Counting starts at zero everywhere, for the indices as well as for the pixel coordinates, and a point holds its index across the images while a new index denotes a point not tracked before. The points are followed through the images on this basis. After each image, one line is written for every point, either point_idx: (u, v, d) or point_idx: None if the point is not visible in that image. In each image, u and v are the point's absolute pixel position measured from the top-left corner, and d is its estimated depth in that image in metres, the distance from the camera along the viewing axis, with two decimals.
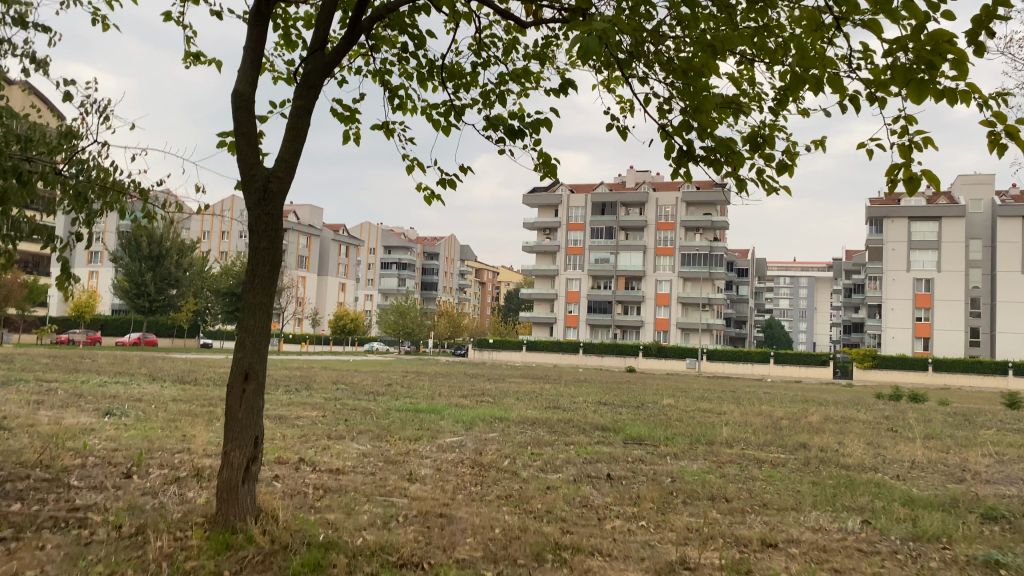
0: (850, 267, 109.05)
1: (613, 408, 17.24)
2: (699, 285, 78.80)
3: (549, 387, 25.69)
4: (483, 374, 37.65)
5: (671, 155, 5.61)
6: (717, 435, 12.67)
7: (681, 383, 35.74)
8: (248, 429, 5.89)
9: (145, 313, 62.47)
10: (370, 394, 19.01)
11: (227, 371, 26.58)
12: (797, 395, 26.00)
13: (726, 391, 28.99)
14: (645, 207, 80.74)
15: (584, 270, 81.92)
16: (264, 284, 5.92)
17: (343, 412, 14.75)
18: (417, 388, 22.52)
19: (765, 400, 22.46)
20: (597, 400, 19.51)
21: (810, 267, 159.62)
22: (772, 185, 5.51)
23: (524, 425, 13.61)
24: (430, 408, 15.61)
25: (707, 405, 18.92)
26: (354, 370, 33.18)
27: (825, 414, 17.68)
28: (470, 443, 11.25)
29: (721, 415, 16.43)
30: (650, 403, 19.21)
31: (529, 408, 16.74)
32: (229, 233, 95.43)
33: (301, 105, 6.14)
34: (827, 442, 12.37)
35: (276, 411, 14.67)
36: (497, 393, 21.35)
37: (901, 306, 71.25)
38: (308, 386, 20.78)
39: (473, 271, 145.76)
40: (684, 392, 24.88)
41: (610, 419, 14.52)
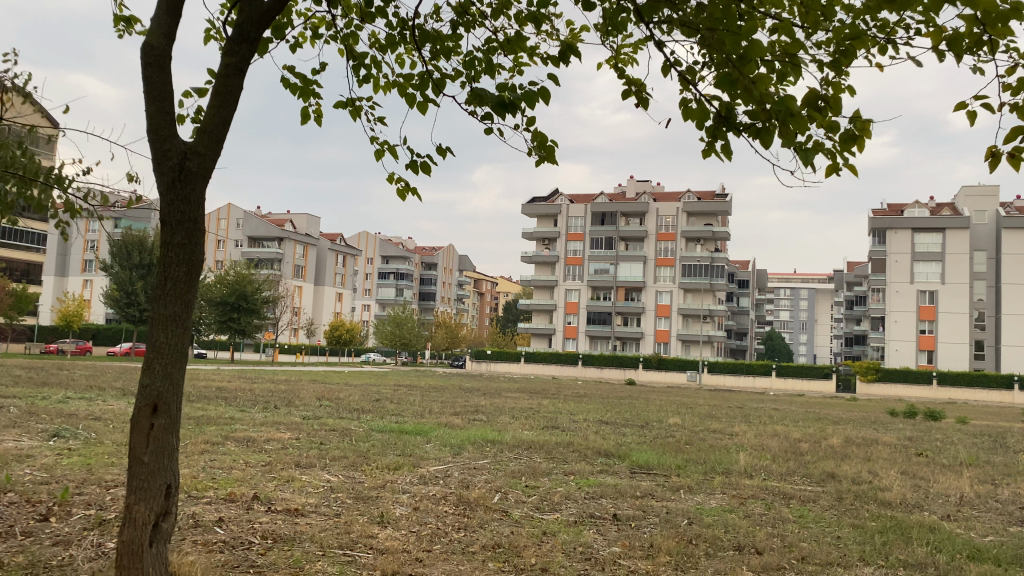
0: (852, 279, 107.77)
1: (616, 429, 15.97)
2: (700, 296, 77.64)
3: (545, 403, 24.32)
4: (478, 387, 36.32)
5: (706, 126, 4.30)
6: (732, 463, 11.36)
7: (684, 399, 34.43)
8: (157, 476, 4.60)
9: (135, 322, 60.99)
10: (355, 412, 17.67)
11: (208, 385, 25.26)
12: (809, 413, 24.74)
13: (733, 408, 27.71)
14: (645, 217, 79.48)
15: (584, 281, 80.57)
16: (176, 291, 4.65)
17: (322, 434, 13.49)
18: (408, 405, 21.23)
19: (778, 418, 21.12)
20: (598, 419, 18.17)
21: (811, 280, 157.61)
22: (836, 164, 4.15)
23: (518, 450, 12.31)
24: (418, 429, 14.32)
25: (717, 425, 17.61)
26: (345, 385, 31.83)
27: (845, 435, 16.41)
28: (456, 473, 9.95)
29: (732, 437, 15.15)
30: (655, 422, 17.90)
31: (525, 429, 15.42)
32: (225, 241, 94.46)
33: (231, 64, 4.86)
34: (856, 470, 11.10)
35: (247, 431, 13.36)
36: (492, 411, 20.04)
37: (904, 318, 69.95)
38: (290, 402, 19.46)
39: (471, 281, 144.31)
40: (690, 410, 23.57)
41: (614, 442, 13.23)
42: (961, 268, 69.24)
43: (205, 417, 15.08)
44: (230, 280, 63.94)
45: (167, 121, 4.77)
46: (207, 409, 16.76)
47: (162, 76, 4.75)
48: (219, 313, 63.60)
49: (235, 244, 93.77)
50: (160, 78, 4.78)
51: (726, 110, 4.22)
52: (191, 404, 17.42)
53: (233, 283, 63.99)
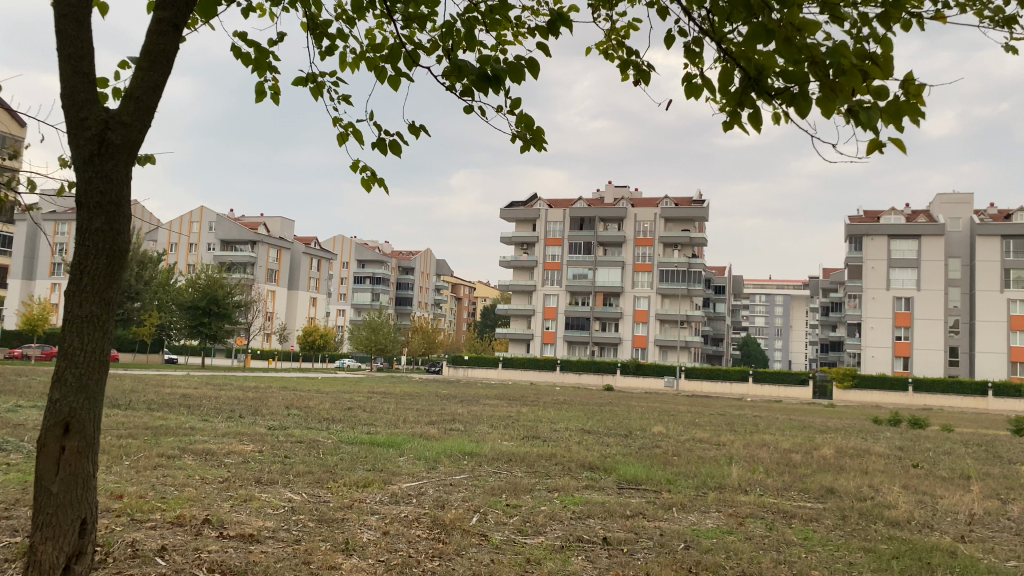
0: (828, 285, 108.18)
1: (599, 439, 15.31)
2: (677, 302, 77.50)
3: (525, 411, 23.59)
4: (454, 393, 35.56)
5: (732, 86, 3.58)
6: (725, 478, 10.70)
7: (664, 406, 33.89)
8: (68, 509, 3.83)
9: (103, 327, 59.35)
10: (325, 422, 16.84)
11: (172, 392, 24.27)
12: (792, 421, 24.25)
13: (715, 416, 27.18)
14: (623, 223, 79.16)
15: (561, 286, 80.02)
16: (95, 288, 3.86)
17: (291, 445, 12.70)
18: (383, 413, 20.44)
19: (763, 426, 20.59)
20: (580, 428, 17.50)
21: (786, 286, 158.04)
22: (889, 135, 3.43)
23: (498, 463, 11.57)
24: (392, 440, 13.54)
25: (704, 434, 16.98)
26: (317, 392, 30.91)
27: (835, 445, 15.86)
28: (432, 491, 9.19)
29: (720, 447, 14.54)
30: (639, 431, 17.26)
31: (504, 439, 14.67)
32: (197, 245, 93.46)
33: (163, 18, 4.08)
34: (856, 486, 10.50)
35: (207, 443, 12.50)
36: (468, 420, 19.28)
37: (880, 325, 70.18)
38: (257, 410, 18.59)
39: (448, 286, 143.26)
40: (673, 417, 22.95)
41: (599, 454, 12.53)
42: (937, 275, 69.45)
43: (162, 428, 14.18)
44: (201, 284, 62.47)
45: (86, 85, 4.00)
46: (168, 418, 15.85)
47: (76, 30, 3.98)
48: (190, 317, 62.42)
49: (208, 248, 92.54)
50: (73, 31, 4.00)
51: (756, 70, 3.52)
52: (151, 413, 16.47)
53: (204, 287, 62.54)
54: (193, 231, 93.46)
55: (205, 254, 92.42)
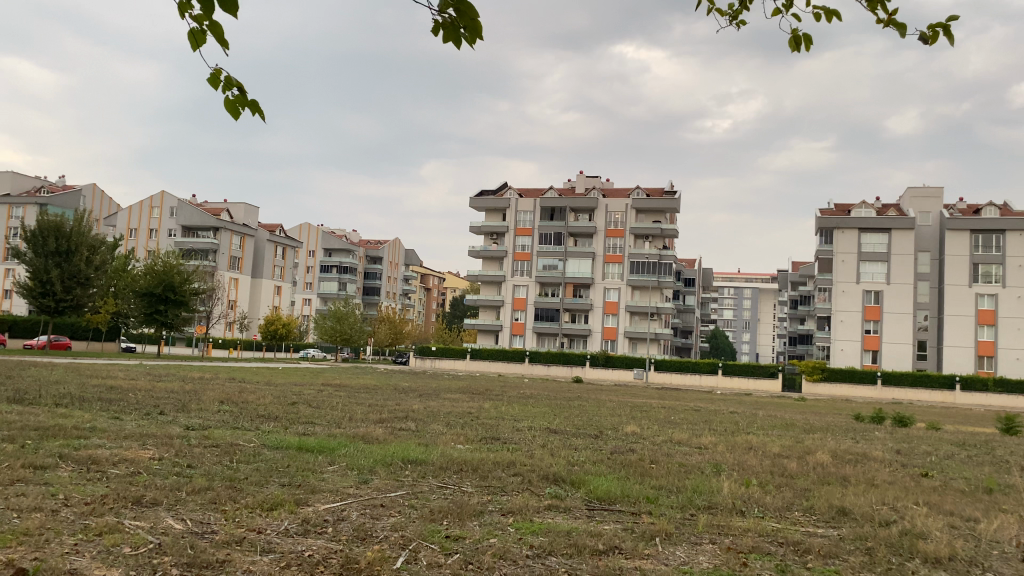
0: (796, 279, 107.76)
1: (568, 442, 13.49)
2: (648, 294, 76.36)
3: (487, 407, 21.65)
4: (415, 386, 33.57)
5: None
6: (714, 495, 8.95)
7: (636, 401, 32.15)
8: None
9: (51, 313, 56.10)
10: (257, 421, 14.77)
11: (100, 385, 21.99)
12: (773, 420, 22.68)
13: (690, 412, 25.58)
14: (595, 214, 77.52)
15: (531, 277, 78.17)
16: None
17: (206, 450, 10.70)
18: (329, 410, 18.41)
19: (743, 426, 18.90)
20: (545, 429, 15.64)
21: (755, 280, 157.34)
22: None
23: (446, 475, 9.69)
24: (325, 444, 11.54)
25: (682, 436, 15.31)
26: (265, 384, 28.70)
27: (828, 449, 14.25)
28: (354, 517, 7.29)
29: (703, 453, 12.80)
30: (611, 432, 15.48)
31: (457, 443, 12.79)
32: (157, 231, 89.93)
33: None
34: (871, 505, 8.79)
35: (98, 448, 10.40)
36: (423, 418, 17.29)
37: (850, 318, 69.35)
38: (184, 407, 16.44)
39: (416, 276, 140.90)
40: (647, 416, 21.27)
41: (565, 462, 10.72)
42: (907, 269, 68.69)
43: (56, 427, 12.01)
44: (156, 269, 59.56)
45: None
46: (71, 415, 13.58)
47: None
48: (143, 304, 59.54)
49: (168, 234, 89.39)
50: None
51: None
52: (53, 410, 14.19)
53: (159, 273, 59.60)
54: (153, 216, 90.37)
55: (166, 241, 89.20)
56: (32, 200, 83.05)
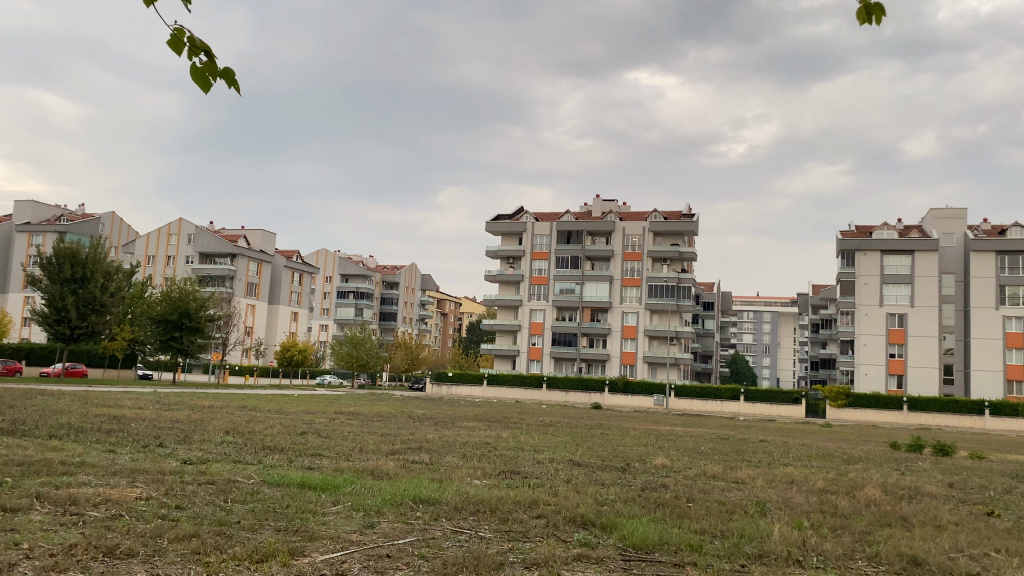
0: (817, 302, 106.10)
1: (594, 477, 12.47)
2: (667, 318, 75.13)
3: (505, 436, 20.69)
4: (430, 414, 32.58)
5: None
6: (765, 541, 7.90)
7: (659, 428, 30.94)
8: None
9: (66, 341, 55.75)
10: (264, 453, 13.89)
11: (103, 414, 21.22)
12: (808, 450, 21.46)
13: (718, 441, 24.40)
14: (612, 237, 76.61)
15: (548, 301, 77.24)
16: None
17: (200, 488, 9.73)
18: (339, 441, 17.48)
19: (779, 457, 17.79)
20: (568, 461, 14.64)
21: (775, 304, 155.18)
22: None
23: (462, 517, 8.71)
24: (330, 480, 10.57)
25: (715, 469, 14.25)
26: (277, 412, 27.86)
27: (875, 483, 13.13)
28: (356, 571, 6.34)
29: (740, 488, 11.76)
30: (638, 464, 14.46)
31: (474, 478, 11.80)
32: (175, 257, 89.82)
33: None
34: (945, 552, 7.68)
35: (81, 486, 9.45)
36: (438, 448, 16.33)
37: (874, 341, 67.82)
38: (185, 438, 15.54)
39: (433, 302, 140.34)
40: (674, 446, 20.17)
41: (593, 502, 9.69)
42: (931, 291, 67.05)
43: (43, 461, 11.10)
44: (172, 296, 59.04)
45: None
46: (65, 448, 12.75)
47: None
48: (159, 330, 59.01)
49: (186, 261, 89.26)
50: None
51: None
52: (46, 442, 13.36)
53: (174, 300, 59.07)
54: (171, 243, 90.23)
55: (183, 267, 89.03)
56: (53, 228, 83.44)
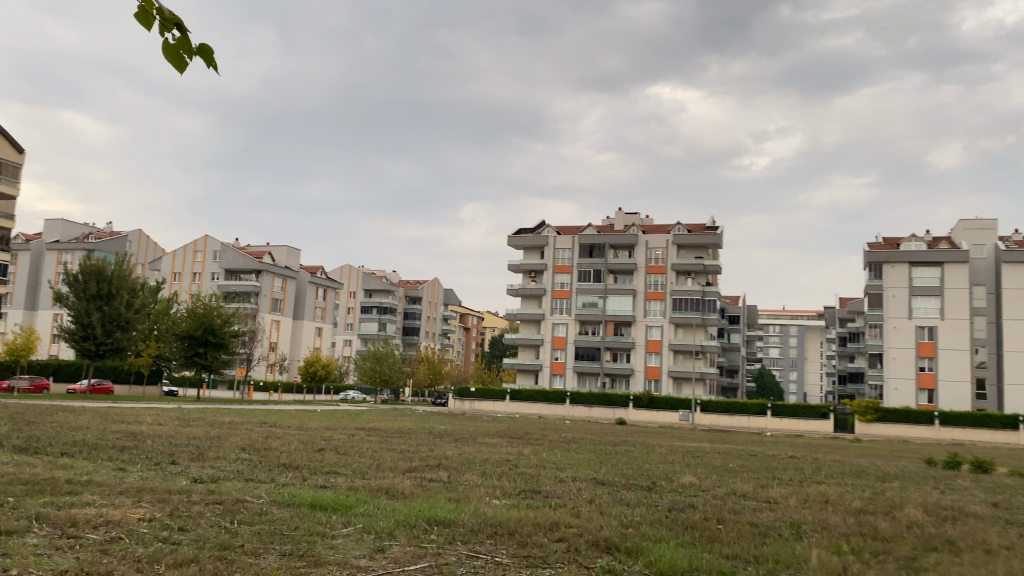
0: (845, 315, 104.48)
1: (618, 497, 11.94)
2: (691, 332, 74.22)
3: (527, 453, 20.19)
4: (452, 430, 32.12)
5: None
6: (803, 568, 7.36)
7: (686, 444, 30.19)
8: None
9: (91, 357, 56.02)
10: (280, 471, 13.52)
11: (121, 430, 21.01)
12: (841, 467, 20.73)
13: (746, 458, 23.67)
14: (635, 250, 75.93)
15: (571, 315, 76.65)
16: None
17: (207, 509, 9.36)
18: (357, 458, 17.09)
19: (811, 475, 17.11)
20: (592, 479, 14.12)
21: (801, 317, 153.00)
22: None
23: (480, 541, 8.22)
24: (343, 500, 10.13)
25: (744, 488, 13.68)
26: (297, 428, 27.52)
27: (916, 503, 12.47)
28: None
29: (774, 508, 11.18)
30: (664, 483, 13.92)
31: (493, 498, 11.31)
32: (201, 273, 90.34)
33: None
34: None
35: (85, 507, 9.09)
36: (457, 466, 15.87)
37: (903, 355, 66.48)
38: (199, 456, 15.23)
39: (455, 317, 140.17)
40: (702, 463, 19.53)
41: (617, 525, 9.23)
42: (962, 304, 65.63)
43: (50, 480, 10.77)
44: (196, 312, 59.14)
45: None
46: (76, 466, 12.48)
47: None
48: (183, 346, 59.16)
49: (211, 277, 89.77)
50: None
51: None
52: (59, 459, 13.11)
53: (199, 316, 59.18)
54: (196, 260, 90.77)
55: (209, 284, 89.50)
56: (80, 246, 84.32)
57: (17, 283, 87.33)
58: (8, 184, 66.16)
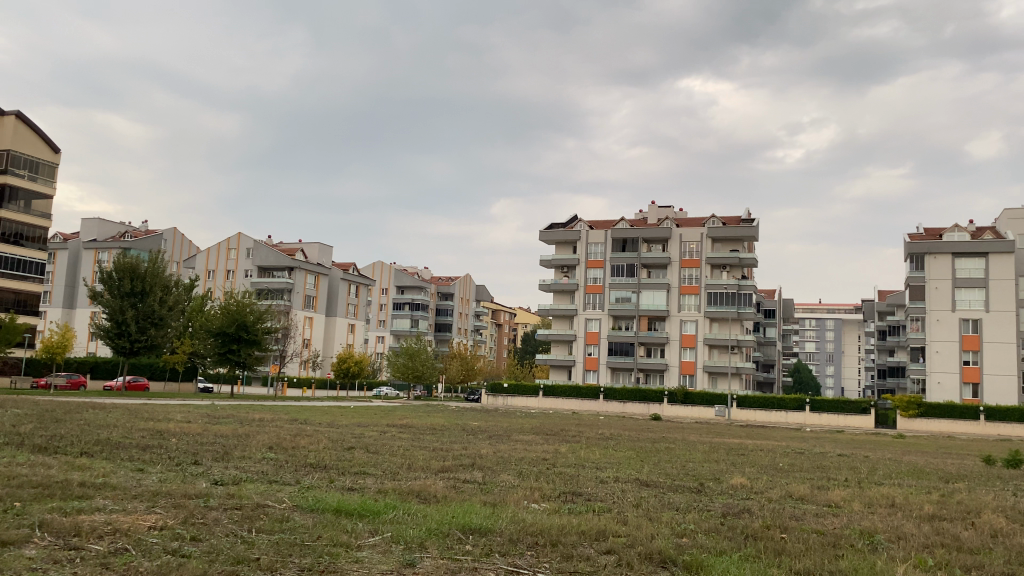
0: (885, 308, 101.97)
1: (665, 501, 11.05)
2: (727, 326, 72.78)
3: (563, 452, 19.38)
4: (484, 427, 31.36)
5: None
6: None
7: (728, 442, 29.07)
8: None
9: (126, 355, 56.22)
10: (307, 472, 12.91)
11: (149, 428, 20.60)
12: (897, 466, 19.52)
13: (793, 456, 22.58)
14: (669, 243, 74.58)
15: (604, 310, 75.63)
16: None
17: (224, 515, 8.66)
18: (387, 457, 16.42)
19: (868, 475, 16.03)
20: (637, 481, 13.24)
21: (838, 310, 149.63)
22: None
23: (521, 553, 7.42)
24: (370, 505, 9.35)
25: (800, 490, 12.71)
26: (328, 425, 26.97)
27: (993, 508, 11.41)
28: None
29: (839, 515, 10.26)
30: (713, 485, 13.01)
31: (532, 501, 10.47)
32: (234, 271, 90.66)
33: None
34: None
35: (95, 513, 8.47)
36: (492, 465, 15.05)
37: (946, 349, 64.50)
38: (223, 456, 14.60)
39: (488, 312, 139.67)
40: (748, 462, 18.50)
41: (670, 534, 8.41)
42: (1008, 295, 63.33)
43: (63, 483, 10.18)
44: (230, 308, 59.17)
45: None
46: (94, 467, 11.94)
47: None
48: (217, 343, 59.15)
49: (245, 274, 90.04)
50: None
51: None
52: (81, 460, 12.60)
53: (232, 313, 59.18)
54: (230, 258, 91.15)
55: (243, 281, 89.77)
56: (117, 244, 85.09)
57: (56, 282, 88.45)
58: (45, 185, 66.66)
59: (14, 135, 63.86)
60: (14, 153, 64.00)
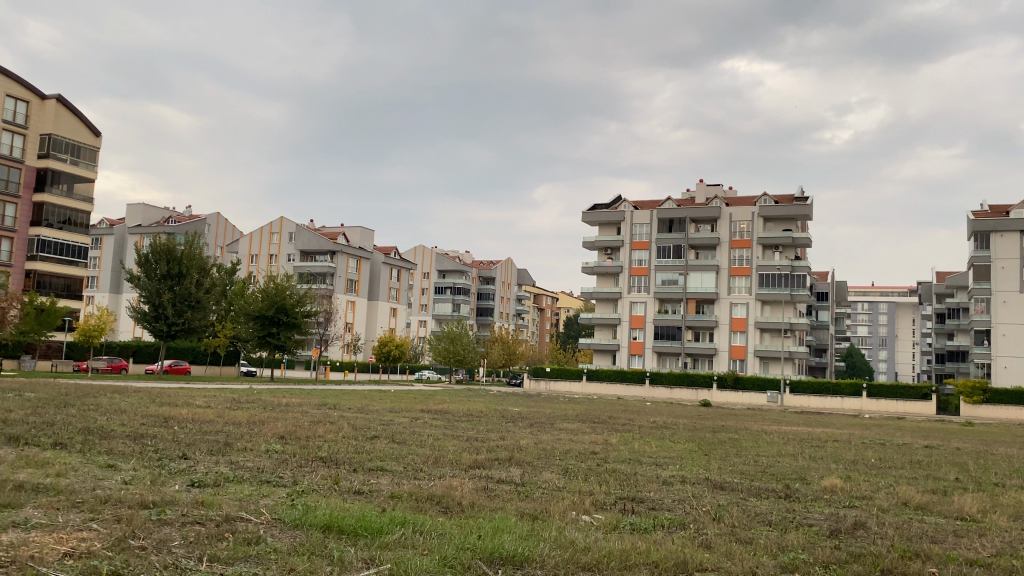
0: (945, 290, 97.09)
1: (752, 512, 8.68)
2: (779, 309, 69.37)
3: (612, 444, 17.01)
4: (524, 413, 29.20)
5: None
6: None
7: (790, 432, 26.31)
8: None
9: (164, 338, 55.16)
10: (310, 471, 10.78)
11: (157, 415, 18.62)
12: (1005, 462, 16.67)
13: (871, 449, 19.81)
14: (718, 223, 71.35)
15: (650, 293, 72.84)
16: None
17: (175, 535, 6.52)
18: (413, 449, 14.24)
19: (979, 476, 13.33)
20: (706, 485, 10.82)
21: (892, 292, 143.56)
22: None
23: None
24: (376, 519, 7.15)
25: (915, 496, 10.20)
26: (358, 411, 24.87)
27: None
28: None
29: (988, 537, 7.73)
30: (802, 490, 10.55)
31: (584, 513, 8.19)
32: (276, 255, 89.58)
33: None
34: None
35: (8, 530, 6.39)
36: (533, 461, 12.81)
37: (1014, 332, 60.42)
38: (222, 448, 12.56)
39: (530, 296, 137.36)
40: (830, 457, 15.90)
41: (774, 567, 6.11)
42: None
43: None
44: (269, 291, 57.74)
45: None
46: (51, 464, 9.88)
47: None
48: (256, 325, 57.71)
49: (287, 258, 88.86)
50: None
51: None
52: (53, 455, 10.63)
53: (271, 295, 57.74)
54: (272, 242, 90.08)
55: (284, 265, 88.80)
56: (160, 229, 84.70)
57: (102, 267, 88.65)
58: (87, 168, 65.47)
59: (56, 119, 63.18)
60: (56, 137, 63.04)
